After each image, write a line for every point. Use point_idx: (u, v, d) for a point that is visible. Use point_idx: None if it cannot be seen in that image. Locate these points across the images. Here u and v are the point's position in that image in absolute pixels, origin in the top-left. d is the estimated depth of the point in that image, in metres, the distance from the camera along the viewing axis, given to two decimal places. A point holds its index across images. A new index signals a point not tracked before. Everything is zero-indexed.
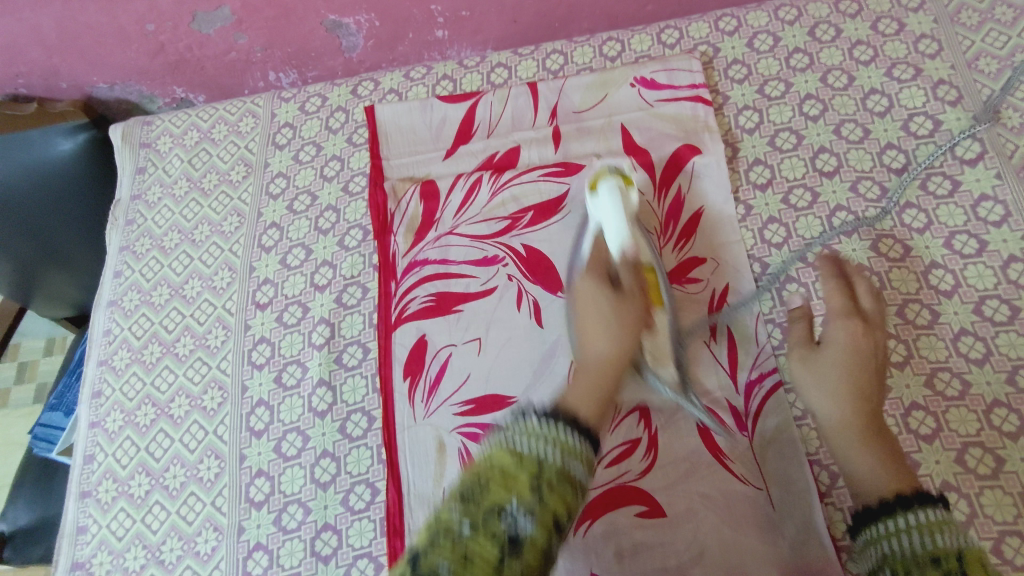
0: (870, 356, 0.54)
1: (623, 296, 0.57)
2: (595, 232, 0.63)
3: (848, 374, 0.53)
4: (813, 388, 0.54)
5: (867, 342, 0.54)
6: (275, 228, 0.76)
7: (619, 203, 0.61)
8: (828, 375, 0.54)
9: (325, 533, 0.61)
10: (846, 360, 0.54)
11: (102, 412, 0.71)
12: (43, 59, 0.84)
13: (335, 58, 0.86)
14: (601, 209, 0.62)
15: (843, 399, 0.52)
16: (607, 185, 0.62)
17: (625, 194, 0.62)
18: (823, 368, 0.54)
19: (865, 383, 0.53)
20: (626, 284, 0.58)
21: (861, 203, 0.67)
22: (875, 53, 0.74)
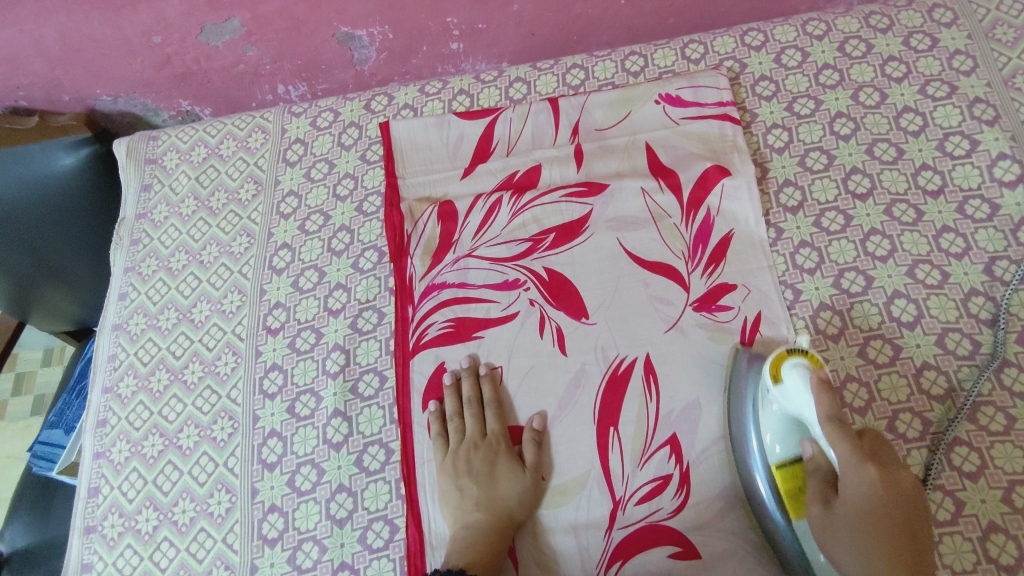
0: (890, 511, 0.46)
1: (831, 523, 0.48)
2: (776, 423, 0.51)
3: (866, 535, 0.46)
4: (832, 547, 0.47)
5: (890, 493, 0.46)
6: (287, 249, 0.74)
7: (818, 394, 0.47)
8: (843, 540, 0.47)
9: (342, 573, 0.59)
10: (863, 513, 0.46)
11: (107, 442, 0.69)
12: (44, 71, 0.81)
13: (347, 70, 0.84)
14: (792, 403, 0.49)
15: (870, 567, 0.45)
16: (795, 371, 0.49)
17: (823, 381, 0.48)
18: (844, 538, 0.47)
19: (899, 546, 0.45)
20: (848, 498, 0.47)
21: (896, 227, 0.65)
22: (908, 70, 0.72)
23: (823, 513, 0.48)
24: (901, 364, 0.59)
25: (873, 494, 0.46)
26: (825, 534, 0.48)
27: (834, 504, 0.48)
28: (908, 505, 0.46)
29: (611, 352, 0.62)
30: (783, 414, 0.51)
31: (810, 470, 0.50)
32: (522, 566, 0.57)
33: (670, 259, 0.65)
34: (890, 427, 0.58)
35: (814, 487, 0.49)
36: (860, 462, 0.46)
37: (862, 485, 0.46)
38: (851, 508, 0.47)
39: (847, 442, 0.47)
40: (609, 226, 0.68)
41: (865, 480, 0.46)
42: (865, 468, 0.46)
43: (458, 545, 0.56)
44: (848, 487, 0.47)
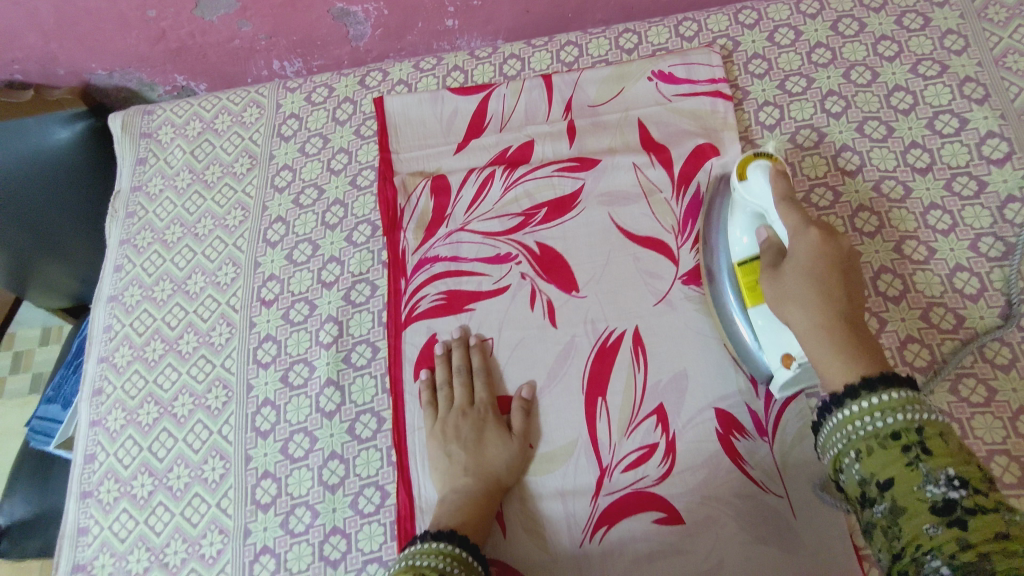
0: (830, 261, 0.51)
1: (781, 279, 0.52)
2: (743, 221, 0.58)
3: (814, 297, 0.50)
4: (785, 305, 0.52)
5: (832, 251, 0.51)
6: (281, 223, 0.74)
7: (773, 180, 0.55)
8: (790, 289, 0.51)
9: (334, 537, 0.60)
10: (807, 267, 0.51)
11: (103, 410, 0.70)
12: (40, 45, 0.81)
13: (342, 46, 0.84)
14: (754, 197, 0.56)
15: (809, 304, 0.50)
16: (759, 171, 0.56)
17: (779, 174, 0.55)
18: (791, 278, 0.51)
19: (829, 281, 0.50)
20: (795, 252, 0.52)
21: (884, 204, 0.66)
22: (899, 48, 0.72)
23: (773, 276, 0.53)
24: (886, 337, 0.60)
25: (817, 253, 0.51)
26: (778, 292, 0.52)
27: (783, 265, 0.53)
28: (847, 277, 0.51)
29: (600, 324, 0.63)
30: (748, 212, 0.57)
31: (765, 249, 0.56)
32: (509, 531, 0.58)
33: (661, 234, 0.66)
34: None
35: (769, 258, 0.55)
36: (805, 222, 0.52)
37: (807, 243, 0.52)
38: (799, 260, 0.51)
39: (797, 213, 0.53)
40: (600, 201, 0.68)
41: (808, 239, 0.52)
42: (809, 229, 0.52)
43: (449, 510, 0.57)
44: (795, 246, 0.52)
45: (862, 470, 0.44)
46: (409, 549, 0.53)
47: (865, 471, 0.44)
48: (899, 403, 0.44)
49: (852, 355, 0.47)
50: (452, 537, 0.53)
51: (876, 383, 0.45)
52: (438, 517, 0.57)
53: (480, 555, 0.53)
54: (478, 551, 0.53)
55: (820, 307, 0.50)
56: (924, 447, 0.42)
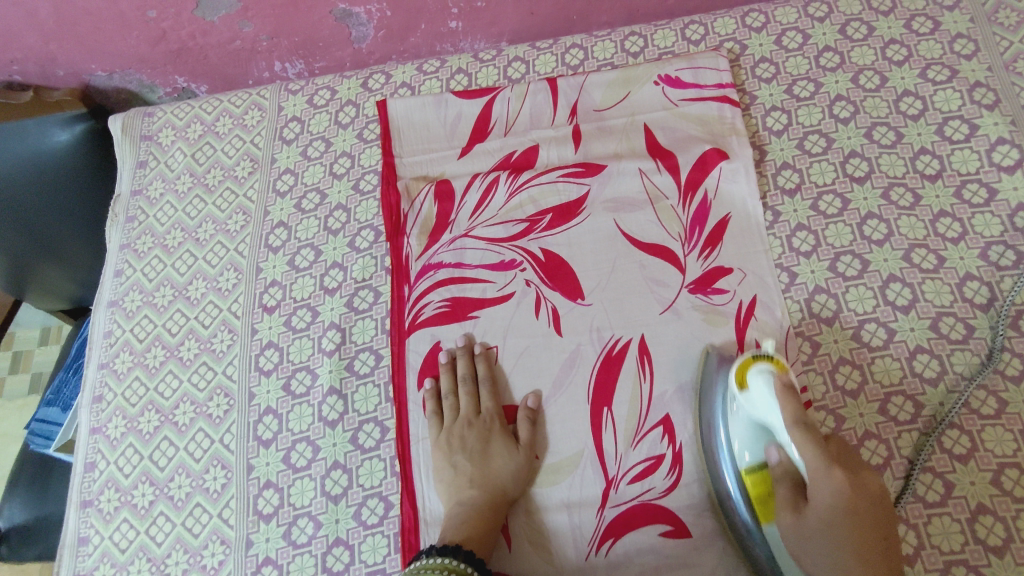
0: (863, 513, 0.45)
1: (801, 532, 0.47)
2: (743, 432, 0.52)
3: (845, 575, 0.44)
4: (803, 555, 0.47)
5: (862, 502, 0.45)
6: (282, 228, 0.73)
7: (780, 397, 0.48)
8: (817, 555, 0.46)
9: (337, 549, 0.59)
10: (838, 526, 0.45)
11: (103, 418, 0.69)
12: (39, 46, 0.80)
13: (344, 48, 0.83)
14: (757, 407, 0.50)
15: (851, 573, 0.44)
16: (760, 377, 0.50)
17: (785, 388, 0.49)
18: (817, 541, 0.46)
19: (867, 547, 0.44)
20: (818, 504, 0.46)
21: (893, 211, 0.65)
22: (909, 53, 0.71)
23: (795, 519, 0.47)
24: (894, 347, 0.60)
25: (846, 509, 0.45)
26: (801, 552, 0.47)
27: (804, 510, 0.47)
28: (875, 509, 0.46)
29: (606, 333, 0.62)
30: (750, 424, 0.51)
31: (778, 476, 0.49)
32: (514, 543, 0.58)
33: (667, 241, 0.65)
34: (882, 409, 0.58)
35: (783, 495, 0.48)
36: (827, 465, 0.45)
37: (829, 489, 0.46)
38: (822, 511, 0.46)
39: (814, 444, 0.46)
40: (606, 208, 0.67)
41: (832, 484, 0.45)
42: (832, 472, 0.45)
43: (454, 522, 0.56)
44: (819, 499, 0.46)
45: None
46: (414, 564, 0.53)
47: None
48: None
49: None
50: (457, 551, 0.52)
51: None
52: (442, 530, 0.56)
53: (485, 570, 0.53)
54: (484, 565, 0.53)
55: (864, 574, 0.44)
56: None
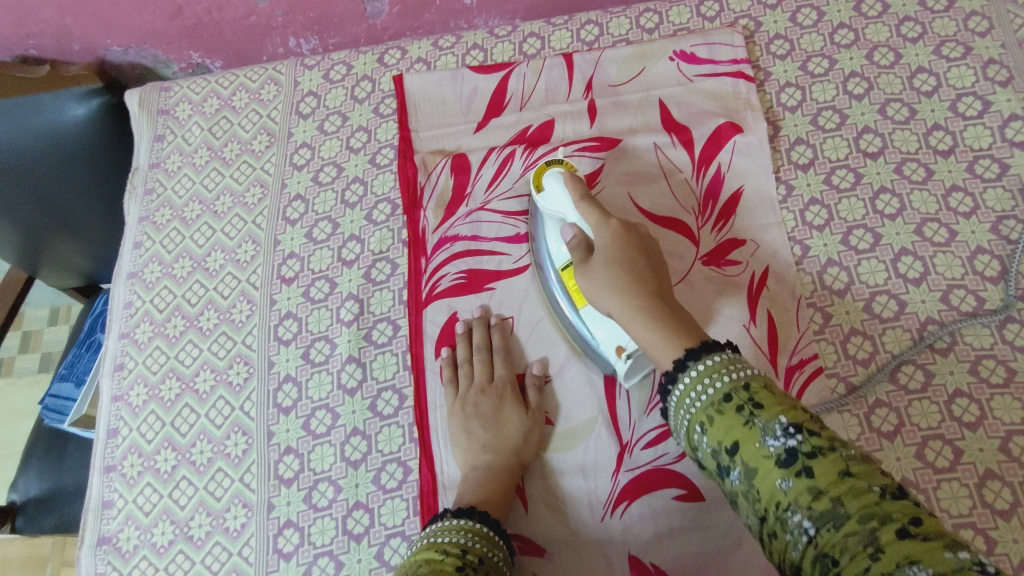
0: (632, 252, 0.53)
1: (592, 271, 0.53)
2: (556, 232, 0.59)
3: (620, 272, 0.51)
4: (597, 295, 0.52)
5: (630, 239, 0.54)
6: (300, 201, 0.74)
7: (567, 184, 0.57)
8: (602, 278, 0.52)
9: (357, 512, 0.61)
10: (612, 257, 0.53)
11: (125, 385, 0.70)
12: (55, 19, 0.80)
13: (359, 24, 0.83)
14: (553, 204, 0.58)
15: (619, 291, 0.51)
16: (553, 178, 0.58)
17: (572, 178, 0.57)
18: (602, 273, 0.52)
19: (641, 271, 0.52)
20: (600, 246, 0.54)
21: (905, 186, 0.66)
22: (923, 30, 0.71)
23: (585, 272, 0.54)
24: (905, 319, 0.61)
25: (617, 243, 0.53)
26: (592, 287, 0.53)
27: (591, 258, 0.54)
28: (648, 251, 0.54)
29: None
30: (556, 220, 0.59)
31: (573, 249, 0.56)
32: (532, 506, 0.59)
33: (681, 214, 0.67)
34: (893, 378, 0.59)
35: (577, 258, 0.55)
36: (602, 217, 0.54)
37: (608, 235, 0.54)
38: (604, 254, 0.53)
39: (593, 210, 0.55)
40: (621, 181, 0.68)
41: (606, 230, 0.54)
42: (607, 223, 0.54)
43: (471, 486, 0.58)
44: (598, 241, 0.54)
45: (709, 441, 0.42)
46: (431, 526, 0.54)
47: (711, 441, 0.41)
48: (722, 363, 0.43)
49: (675, 336, 0.47)
50: (472, 513, 0.54)
51: (698, 352, 0.45)
52: (459, 494, 0.57)
53: (501, 531, 0.54)
54: (499, 526, 0.54)
55: (630, 290, 0.51)
56: (754, 402, 0.40)
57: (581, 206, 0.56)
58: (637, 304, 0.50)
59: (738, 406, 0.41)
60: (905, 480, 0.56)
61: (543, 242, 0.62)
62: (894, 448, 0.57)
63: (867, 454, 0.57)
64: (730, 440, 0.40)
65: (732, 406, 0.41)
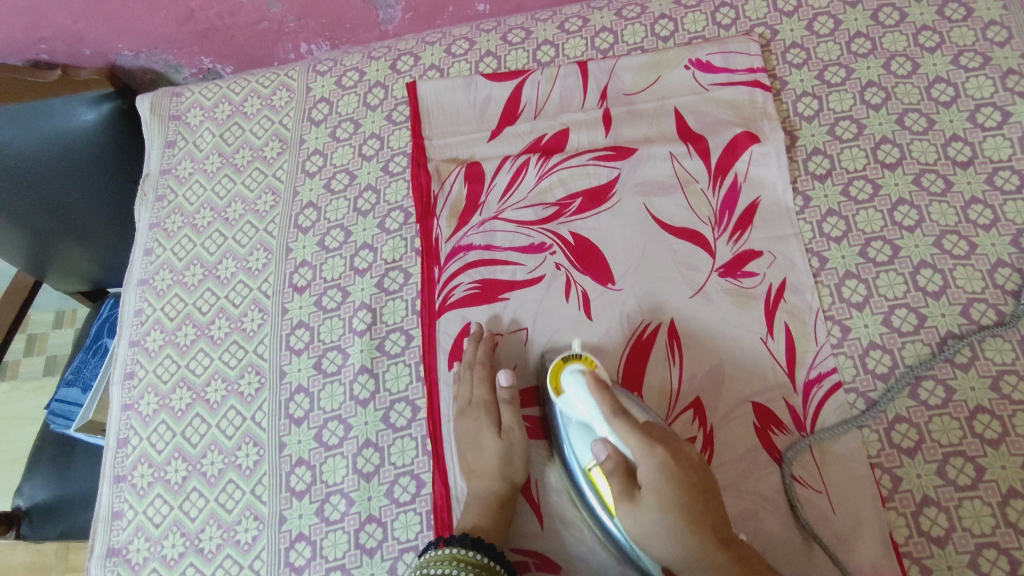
0: (676, 487, 0.47)
1: (642, 519, 0.47)
2: (581, 436, 0.54)
3: (673, 528, 0.47)
4: (650, 542, 0.47)
5: (680, 470, 0.47)
6: (312, 208, 0.74)
7: (592, 393, 0.51)
8: (654, 532, 0.47)
9: (369, 526, 0.60)
10: (661, 500, 0.47)
11: (135, 394, 0.70)
12: (67, 24, 0.80)
13: (371, 30, 0.83)
14: (575, 408, 0.53)
15: (683, 542, 0.46)
16: (574, 378, 0.53)
17: (597, 381, 0.52)
18: (653, 521, 0.47)
19: (699, 512, 0.47)
20: (647, 480, 0.48)
21: (924, 197, 0.65)
22: (941, 39, 0.71)
23: (630, 508, 0.48)
24: (925, 332, 0.60)
25: (664, 480, 0.47)
26: (642, 530, 0.48)
27: (637, 495, 0.48)
28: (694, 475, 0.48)
29: (636, 316, 0.63)
30: (581, 427, 0.54)
31: (609, 473, 0.50)
32: (546, 523, 0.58)
33: (696, 225, 0.66)
34: (913, 393, 0.59)
35: (616, 489, 0.49)
36: (648, 445, 0.48)
37: (652, 468, 0.47)
38: (653, 495, 0.47)
39: (631, 432, 0.49)
40: (636, 191, 0.68)
41: (653, 460, 0.48)
42: (654, 450, 0.48)
43: (475, 508, 0.57)
44: (641, 474, 0.48)
45: None
46: (422, 557, 0.54)
47: None
48: None
49: None
50: (463, 540, 0.53)
51: None
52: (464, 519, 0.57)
53: (499, 556, 0.54)
54: (495, 551, 0.54)
55: (688, 542, 0.46)
56: None
57: (620, 432, 0.49)
58: (705, 556, 0.46)
59: None
60: (926, 498, 0.55)
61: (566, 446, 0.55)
62: (915, 465, 0.56)
63: (887, 470, 0.57)
64: None
65: None
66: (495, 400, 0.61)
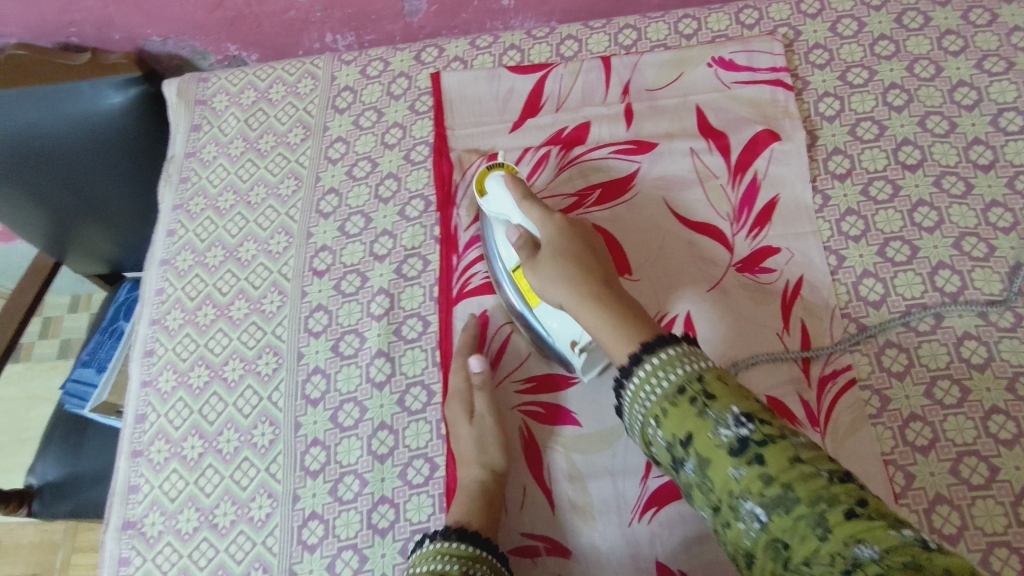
0: (577, 247, 0.55)
1: (539, 268, 0.55)
2: (503, 234, 0.61)
3: (570, 264, 0.53)
4: (547, 288, 0.54)
5: (573, 237, 0.55)
6: (334, 194, 0.74)
7: (510, 186, 0.58)
8: (547, 277, 0.54)
9: (382, 507, 0.60)
10: (558, 251, 0.54)
11: (155, 371, 0.71)
12: (98, 8, 0.81)
13: (396, 22, 0.84)
14: (496, 206, 0.59)
15: (569, 281, 0.52)
16: (495, 180, 0.59)
17: (512, 179, 0.58)
18: (549, 263, 0.54)
19: (587, 267, 0.53)
20: (546, 240, 0.55)
21: (944, 199, 0.65)
22: (965, 44, 0.71)
23: (531, 266, 0.55)
24: (942, 333, 0.60)
25: (563, 238, 0.55)
26: (540, 280, 0.54)
27: (536, 255, 0.55)
28: (591, 249, 0.55)
29: (652, 307, 0.64)
30: (501, 222, 0.60)
31: (517, 246, 0.57)
32: (558, 509, 0.58)
33: (715, 220, 0.66)
34: (928, 392, 0.59)
35: (523, 251, 0.56)
36: (549, 215, 0.56)
37: (551, 228, 0.56)
38: (549, 246, 0.55)
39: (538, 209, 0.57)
40: (656, 185, 0.68)
41: (552, 224, 0.56)
42: (552, 218, 0.56)
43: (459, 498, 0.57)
44: (544, 236, 0.56)
45: (664, 434, 0.43)
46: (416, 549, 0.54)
47: (666, 434, 0.42)
48: (674, 359, 0.44)
49: (625, 326, 0.48)
50: (450, 534, 0.53)
51: (651, 347, 0.46)
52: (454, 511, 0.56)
53: (489, 545, 0.53)
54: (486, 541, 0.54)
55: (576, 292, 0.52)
56: (707, 394, 0.42)
57: (529, 210, 0.57)
58: (585, 292, 0.51)
59: (688, 397, 0.42)
60: (939, 496, 0.55)
61: (489, 240, 0.64)
62: (928, 463, 0.56)
63: (900, 467, 0.57)
64: (677, 433, 0.42)
65: (687, 400, 0.42)
66: (468, 387, 0.62)
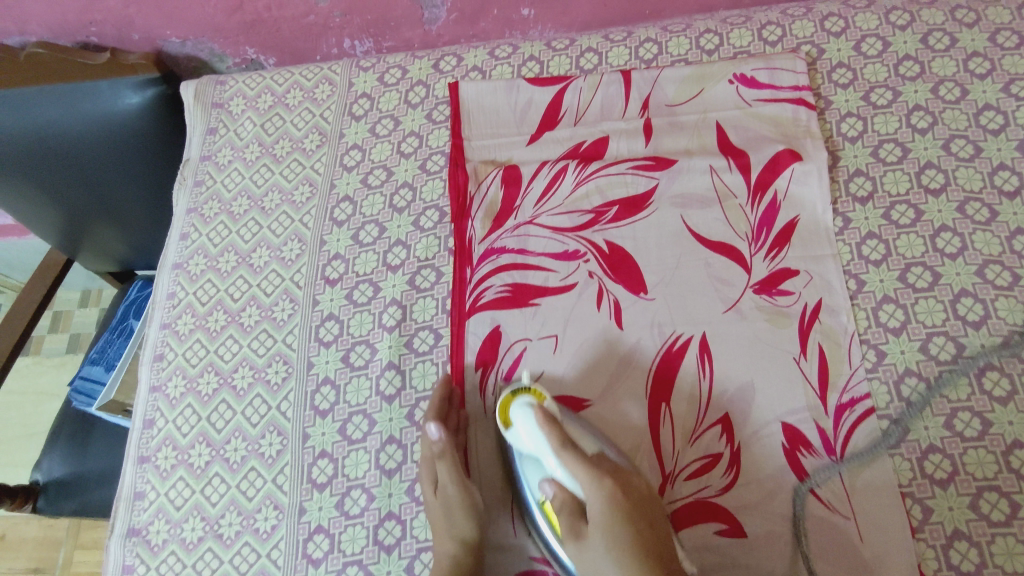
0: (626, 516, 0.50)
1: (586, 552, 0.51)
2: (532, 469, 0.56)
3: (621, 558, 0.49)
4: (601, 572, 0.50)
5: (624, 499, 0.51)
6: (348, 202, 0.74)
7: (540, 424, 0.54)
8: (601, 560, 0.50)
9: (389, 522, 0.60)
10: (606, 528, 0.50)
11: (164, 376, 0.70)
12: (118, 8, 0.81)
13: (415, 29, 0.83)
14: (528, 442, 0.55)
15: (622, 561, 0.49)
16: (523, 411, 0.55)
17: (545, 416, 0.54)
18: (599, 544, 0.51)
19: (643, 540, 0.50)
20: (593, 513, 0.51)
21: (968, 225, 0.64)
22: (992, 66, 0.70)
23: (577, 543, 0.52)
24: (963, 363, 0.59)
25: (610, 513, 0.50)
26: (589, 565, 0.51)
27: (582, 535, 0.52)
28: (643, 503, 0.51)
29: (667, 328, 0.63)
30: (531, 459, 0.56)
31: (559, 505, 0.53)
32: None
33: (733, 240, 0.66)
34: (948, 424, 0.57)
35: (563, 514, 0.53)
36: (595, 476, 0.51)
37: (597, 498, 0.51)
38: (598, 521, 0.51)
39: (579, 461, 0.53)
40: (673, 203, 0.67)
41: (601, 490, 0.51)
42: (601, 481, 0.51)
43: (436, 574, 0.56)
44: (592, 508, 0.51)
45: None
46: None
47: None
48: None
49: None
50: None
51: None
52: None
53: None
54: None
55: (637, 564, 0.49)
56: None
57: (571, 467, 0.53)
58: None
59: None
60: (957, 531, 0.54)
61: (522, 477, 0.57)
62: (946, 497, 0.55)
63: (918, 500, 0.55)
64: None
65: None
66: (430, 456, 0.60)
